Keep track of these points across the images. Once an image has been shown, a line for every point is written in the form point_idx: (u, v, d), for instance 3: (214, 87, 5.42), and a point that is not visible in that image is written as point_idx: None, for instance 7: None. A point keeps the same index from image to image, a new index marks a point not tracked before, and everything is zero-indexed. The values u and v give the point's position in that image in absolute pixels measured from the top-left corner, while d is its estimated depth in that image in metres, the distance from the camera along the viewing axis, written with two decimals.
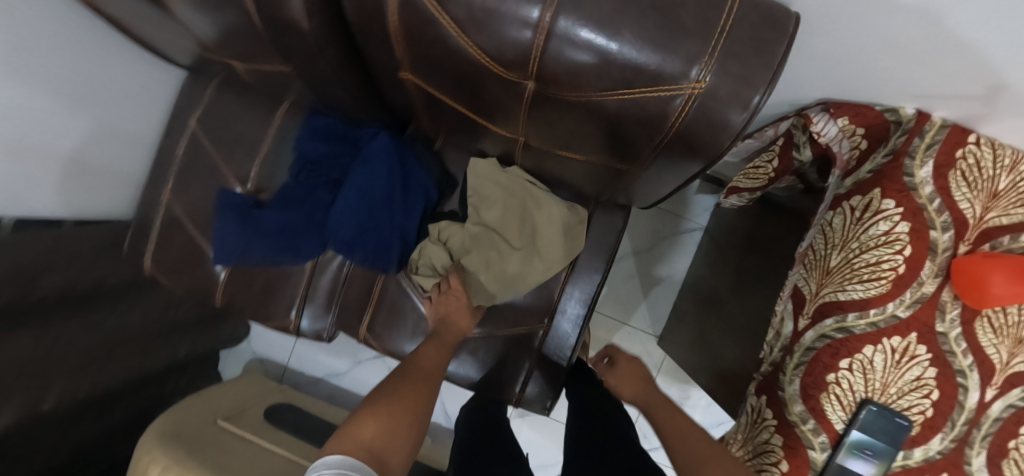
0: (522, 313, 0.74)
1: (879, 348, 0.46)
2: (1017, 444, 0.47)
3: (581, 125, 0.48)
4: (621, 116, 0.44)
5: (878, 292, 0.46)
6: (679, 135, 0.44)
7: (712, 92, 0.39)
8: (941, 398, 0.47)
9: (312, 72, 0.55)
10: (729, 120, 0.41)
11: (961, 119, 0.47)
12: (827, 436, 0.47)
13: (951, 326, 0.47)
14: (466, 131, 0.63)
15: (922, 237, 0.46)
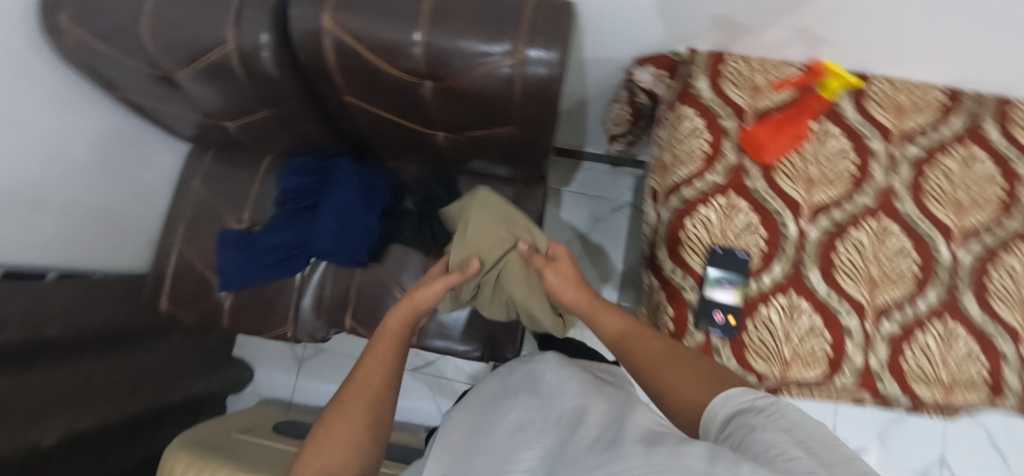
0: None
1: (711, 207, 0.63)
2: (838, 255, 0.62)
3: (469, 104, 0.69)
4: (489, 86, 0.65)
5: (697, 168, 0.65)
6: (527, 91, 0.65)
7: (531, 56, 0.61)
8: (769, 235, 0.63)
9: (287, 114, 0.77)
10: (552, 72, 0.62)
11: (718, 48, 0.69)
12: (692, 278, 0.63)
13: (757, 182, 0.64)
14: (404, 141, 0.84)
15: (716, 125, 0.65)
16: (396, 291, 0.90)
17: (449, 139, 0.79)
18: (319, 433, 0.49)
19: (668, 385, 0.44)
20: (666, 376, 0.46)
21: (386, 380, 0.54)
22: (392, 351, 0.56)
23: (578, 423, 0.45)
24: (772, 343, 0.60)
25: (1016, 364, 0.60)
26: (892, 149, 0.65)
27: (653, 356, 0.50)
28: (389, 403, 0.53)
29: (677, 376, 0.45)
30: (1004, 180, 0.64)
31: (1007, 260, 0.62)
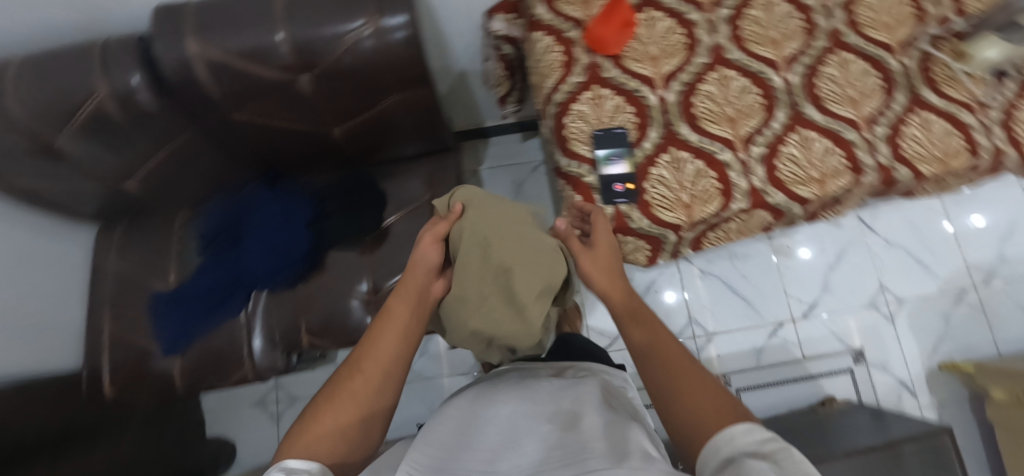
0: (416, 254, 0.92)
1: (581, 103, 0.72)
2: (697, 108, 0.72)
3: (348, 86, 0.75)
4: (357, 62, 0.72)
5: (559, 76, 0.74)
6: (391, 57, 0.72)
7: (386, 22, 0.69)
8: (636, 109, 0.72)
9: (189, 145, 0.84)
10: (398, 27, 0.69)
11: None
12: (586, 164, 0.69)
13: (612, 71, 0.73)
14: (308, 145, 0.88)
15: (564, 39, 0.75)
16: (347, 295, 0.90)
17: (347, 130, 0.85)
18: (316, 408, 0.48)
19: (681, 398, 0.41)
20: (695, 401, 0.40)
21: (391, 370, 0.51)
22: (393, 336, 0.52)
23: (575, 420, 0.44)
24: (670, 194, 0.68)
25: (863, 145, 0.71)
26: (708, 16, 0.77)
27: (685, 376, 0.43)
28: (391, 389, 0.51)
29: (695, 392, 0.41)
30: (799, 13, 0.77)
31: (825, 70, 0.75)
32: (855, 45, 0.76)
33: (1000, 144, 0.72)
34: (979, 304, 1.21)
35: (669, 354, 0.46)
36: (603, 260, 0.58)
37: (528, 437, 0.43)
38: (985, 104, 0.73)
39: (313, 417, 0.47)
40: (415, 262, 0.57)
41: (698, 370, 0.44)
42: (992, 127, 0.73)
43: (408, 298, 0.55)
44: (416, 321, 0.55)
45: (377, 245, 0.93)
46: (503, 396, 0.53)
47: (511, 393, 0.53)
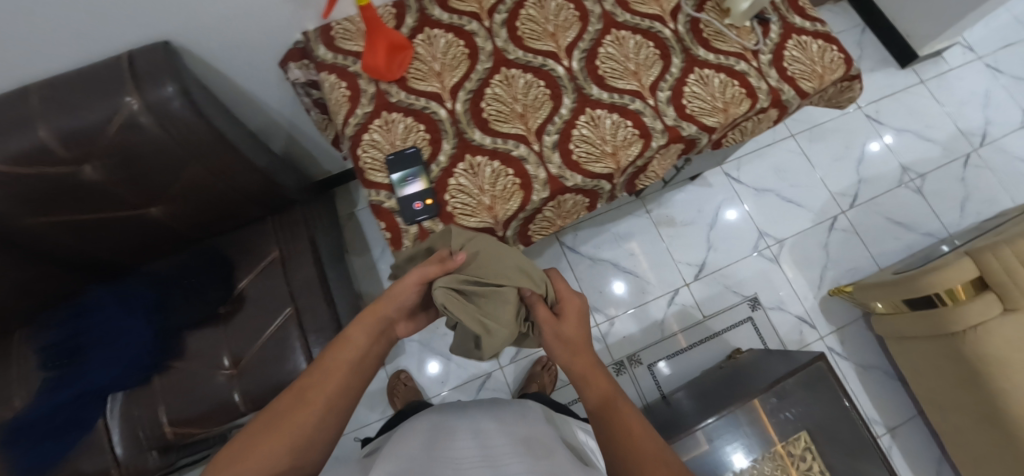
0: (274, 313, 0.90)
1: (372, 131, 0.73)
2: (486, 111, 0.74)
3: (141, 165, 0.74)
4: (140, 139, 0.70)
5: (347, 110, 0.74)
6: (173, 129, 0.71)
7: (148, 97, 0.68)
8: (427, 126, 0.73)
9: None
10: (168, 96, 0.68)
11: (323, 21, 0.80)
12: (384, 189, 0.69)
13: (398, 95, 0.75)
14: (134, 236, 0.86)
15: (347, 74, 0.76)
16: (209, 374, 0.86)
17: (166, 208, 0.83)
18: (254, 436, 0.48)
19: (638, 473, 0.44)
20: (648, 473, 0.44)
21: (338, 398, 0.52)
22: (344, 366, 0.55)
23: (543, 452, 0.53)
24: (472, 199, 0.69)
25: (649, 113, 0.75)
26: (486, 24, 0.79)
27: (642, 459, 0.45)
28: (336, 424, 0.52)
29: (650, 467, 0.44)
30: (571, 4, 0.81)
31: (603, 50, 0.78)
32: (627, 22, 0.81)
33: (777, 84, 0.78)
34: (849, 226, 1.30)
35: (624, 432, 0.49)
36: (573, 315, 0.61)
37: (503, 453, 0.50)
38: (756, 50, 0.80)
39: (252, 443, 0.47)
40: (384, 296, 0.61)
41: (648, 437, 0.48)
42: (766, 69, 0.79)
43: (365, 329, 0.58)
44: (368, 348, 0.58)
45: (233, 316, 0.90)
46: (473, 424, 0.60)
47: (473, 419, 0.62)
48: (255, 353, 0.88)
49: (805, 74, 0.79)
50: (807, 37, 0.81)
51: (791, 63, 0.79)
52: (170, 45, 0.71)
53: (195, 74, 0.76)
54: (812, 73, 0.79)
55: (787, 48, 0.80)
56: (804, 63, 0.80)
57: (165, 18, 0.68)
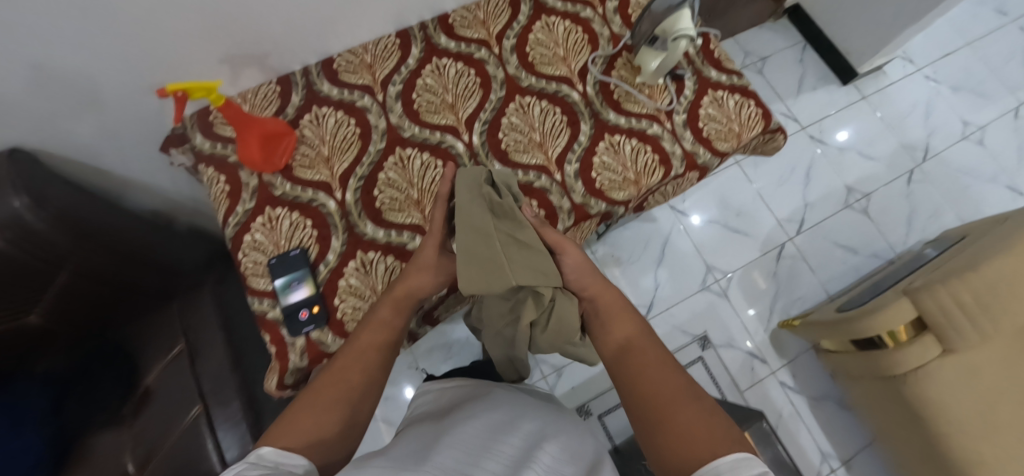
0: (181, 409, 0.83)
1: (254, 230, 0.67)
2: (379, 199, 0.68)
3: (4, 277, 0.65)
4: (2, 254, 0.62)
5: (227, 207, 0.68)
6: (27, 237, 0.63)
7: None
8: (314, 220, 0.67)
9: None
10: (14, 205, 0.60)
11: (200, 104, 0.73)
12: (268, 297, 0.64)
13: (283, 186, 0.69)
14: (14, 344, 0.76)
15: (226, 165, 0.70)
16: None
17: (52, 313, 0.76)
18: (294, 411, 0.45)
19: (674, 420, 0.43)
20: (680, 418, 0.43)
21: (370, 371, 0.50)
22: (374, 342, 0.52)
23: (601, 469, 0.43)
24: (365, 303, 0.64)
25: (556, 190, 0.70)
26: (379, 97, 0.74)
27: (677, 405, 0.44)
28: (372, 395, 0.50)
29: (681, 413, 0.44)
30: (472, 70, 0.76)
31: (507, 120, 0.73)
32: (533, 86, 0.75)
33: (691, 147, 0.74)
34: (797, 253, 1.28)
35: (658, 380, 0.47)
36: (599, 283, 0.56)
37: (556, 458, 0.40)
38: (670, 111, 0.75)
39: (292, 417, 0.44)
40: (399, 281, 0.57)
41: (680, 384, 0.47)
42: (681, 131, 0.74)
43: (392, 304, 0.56)
44: (394, 325, 0.55)
45: (139, 414, 0.83)
46: (516, 411, 0.50)
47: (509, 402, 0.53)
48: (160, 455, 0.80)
49: (721, 134, 0.75)
50: (723, 92, 0.77)
51: (707, 122, 0.75)
52: (23, 152, 0.65)
53: (57, 174, 0.69)
54: (728, 133, 0.75)
55: (702, 106, 0.76)
56: (720, 121, 0.75)
57: (11, 126, 0.61)
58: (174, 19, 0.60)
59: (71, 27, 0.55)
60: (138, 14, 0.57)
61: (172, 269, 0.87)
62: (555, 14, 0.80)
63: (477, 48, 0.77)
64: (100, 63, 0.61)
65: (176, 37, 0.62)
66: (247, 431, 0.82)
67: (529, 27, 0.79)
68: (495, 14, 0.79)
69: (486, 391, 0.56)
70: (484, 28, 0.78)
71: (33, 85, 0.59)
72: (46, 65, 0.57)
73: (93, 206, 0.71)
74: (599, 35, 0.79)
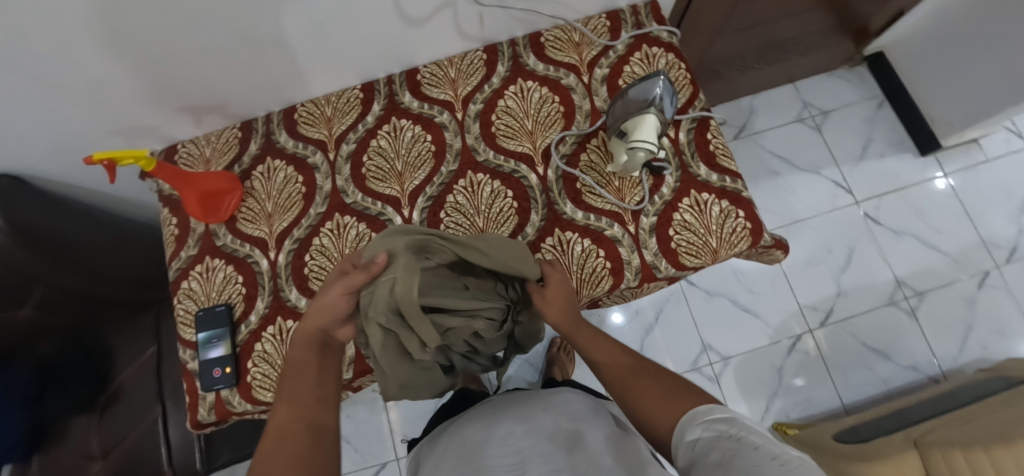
0: (139, 410, 0.89)
1: (191, 278, 0.69)
2: (308, 266, 0.67)
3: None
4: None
5: (172, 251, 0.70)
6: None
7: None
8: (246, 278, 0.68)
9: None
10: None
11: (168, 142, 0.76)
12: (191, 348, 0.66)
13: (224, 238, 0.69)
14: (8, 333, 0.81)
15: (179, 208, 0.71)
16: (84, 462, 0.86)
17: (39, 307, 0.79)
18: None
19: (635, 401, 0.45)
20: (642, 401, 0.45)
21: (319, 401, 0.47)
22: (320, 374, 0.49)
23: (574, 434, 0.52)
24: (272, 372, 0.64)
25: None
26: (331, 155, 0.71)
27: (636, 382, 0.47)
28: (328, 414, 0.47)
29: (640, 393, 0.46)
30: (429, 136, 0.71)
31: (452, 198, 0.68)
32: (490, 162, 0.69)
33: (652, 258, 0.64)
34: (815, 349, 1.10)
35: (622, 369, 0.50)
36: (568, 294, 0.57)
37: (532, 449, 0.49)
38: (637, 211, 0.66)
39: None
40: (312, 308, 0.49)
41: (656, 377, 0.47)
42: (645, 238, 0.65)
43: (302, 343, 0.50)
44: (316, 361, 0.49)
45: (109, 407, 0.89)
46: (498, 415, 0.59)
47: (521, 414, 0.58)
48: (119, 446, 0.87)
49: (692, 248, 0.64)
50: (708, 196, 0.66)
51: (678, 231, 0.65)
52: (9, 178, 0.69)
53: (42, 193, 0.74)
54: (702, 247, 0.64)
55: (678, 210, 0.66)
56: (695, 232, 0.65)
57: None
58: (129, 75, 0.61)
59: (31, 84, 0.58)
60: (93, 73, 0.59)
61: (147, 278, 0.91)
62: (533, 78, 0.72)
63: (440, 112, 0.72)
64: (67, 105, 0.63)
65: (132, 86, 0.63)
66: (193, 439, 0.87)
67: (501, 92, 0.72)
68: (467, 72, 0.73)
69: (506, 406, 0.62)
70: (452, 89, 0.73)
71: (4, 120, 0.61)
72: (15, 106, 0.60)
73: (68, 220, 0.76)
74: (577, 108, 0.71)
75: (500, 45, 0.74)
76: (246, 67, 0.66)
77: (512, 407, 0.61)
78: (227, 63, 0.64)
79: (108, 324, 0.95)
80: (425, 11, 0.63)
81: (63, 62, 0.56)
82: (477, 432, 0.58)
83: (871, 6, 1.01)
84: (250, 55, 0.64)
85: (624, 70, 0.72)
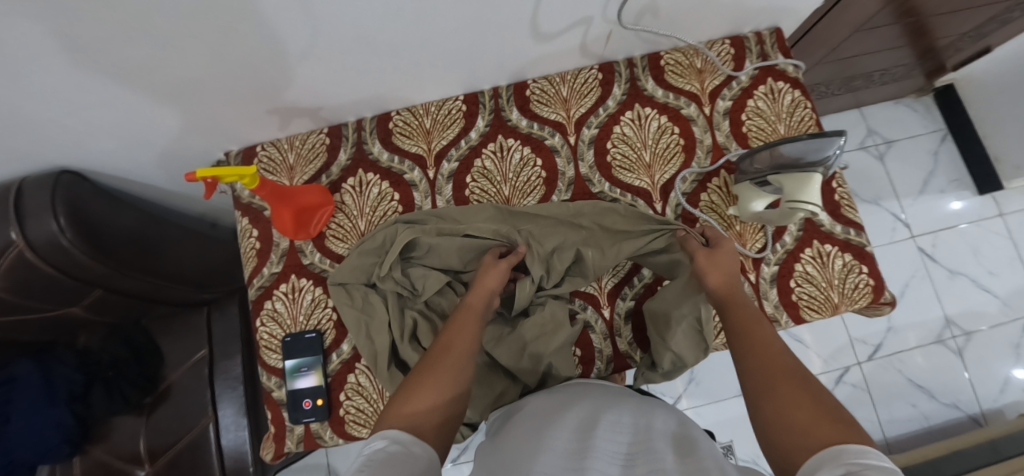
0: (188, 414, 0.84)
1: (275, 299, 0.63)
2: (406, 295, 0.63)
3: (50, 283, 0.65)
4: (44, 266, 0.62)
5: (254, 267, 0.65)
6: (60, 258, 0.62)
7: (33, 237, 0.59)
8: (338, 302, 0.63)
9: None
10: (51, 226, 0.59)
11: (245, 143, 0.70)
12: (277, 375, 0.62)
13: (311, 256, 0.64)
14: (53, 325, 0.76)
15: (260, 220, 0.66)
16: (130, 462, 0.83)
17: (90, 307, 0.74)
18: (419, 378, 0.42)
19: (776, 405, 0.38)
20: (794, 415, 0.37)
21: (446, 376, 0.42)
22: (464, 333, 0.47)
23: (690, 442, 0.43)
24: (368, 406, 0.60)
25: (600, 330, 0.61)
26: (430, 173, 0.66)
27: (782, 381, 0.40)
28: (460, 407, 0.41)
29: (790, 406, 0.38)
30: (539, 160, 0.66)
31: None
32: (605, 194, 0.65)
33: (773, 310, 0.62)
34: (862, 382, 1.12)
35: (776, 366, 0.41)
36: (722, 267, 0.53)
37: (648, 445, 0.41)
38: (759, 259, 0.63)
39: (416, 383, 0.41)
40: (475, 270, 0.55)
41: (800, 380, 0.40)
42: (766, 288, 0.63)
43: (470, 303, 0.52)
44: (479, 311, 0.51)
45: (156, 408, 0.84)
46: (602, 403, 0.49)
47: (616, 405, 0.49)
48: (167, 450, 0.83)
49: (814, 302, 0.62)
50: (832, 248, 0.63)
51: (800, 283, 0.63)
52: (69, 173, 0.63)
53: (102, 188, 0.68)
54: (824, 302, 0.62)
55: (800, 261, 0.63)
56: (816, 285, 0.62)
57: (62, 152, 0.60)
58: (226, 74, 0.55)
59: (120, 76, 0.51)
60: (190, 70, 0.53)
61: (204, 278, 0.83)
62: (651, 105, 0.67)
63: (552, 133, 0.67)
64: (155, 101, 0.57)
65: (223, 84, 0.57)
66: (247, 447, 0.83)
67: (617, 117, 0.67)
68: (581, 92, 0.68)
69: (594, 390, 0.53)
70: (565, 109, 0.67)
71: (86, 115, 0.55)
72: (102, 102, 0.54)
73: (131, 217, 0.70)
74: (698, 142, 0.66)
75: (616, 64, 0.69)
76: (349, 73, 0.59)
77: (618, 399, 0.51)
78: (333, 67, 0.58)
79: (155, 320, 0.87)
80: (557, 27, 0.58)
81: (163, 56, 0.50)
82: (573, 413, 0.47)
83: (964, 43, 0.98)
84: (360, 62, 0.58)
85: (747, 105, 0.68)
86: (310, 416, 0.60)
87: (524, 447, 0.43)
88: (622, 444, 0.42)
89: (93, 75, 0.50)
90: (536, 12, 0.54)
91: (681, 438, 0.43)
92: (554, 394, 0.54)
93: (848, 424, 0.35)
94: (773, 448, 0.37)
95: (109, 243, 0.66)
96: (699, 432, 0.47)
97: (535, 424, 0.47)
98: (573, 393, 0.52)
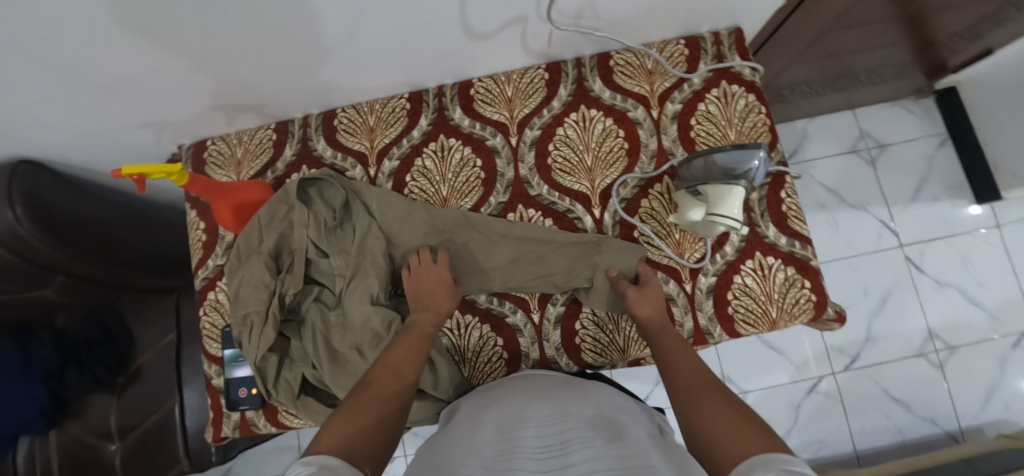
0: (155, 394, 0.88)
1: (218, 290, 0.66)
2: None
3: (14, 269, 0.68)
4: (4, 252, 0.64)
5: (200, 258, 0.68)
6: (18, 246, 0.64)
7: None
8: None
9: None
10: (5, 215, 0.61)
11: (197, 137, 0.72)
12: (216, 363, 0.65)
13: None
14: (26, 309, 0.80)
15: (208, 213, 0.68)
16: (101, 438, 0.87)
17: (59, 292, 0.77)
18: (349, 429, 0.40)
19: (701, 410, 0.40)
20: (714, 417, 0.39)
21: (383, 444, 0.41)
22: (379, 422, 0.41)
23: (619, 430, 0.43)
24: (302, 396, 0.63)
25: (529, 334, 0.62)
26: (371, 171, 0.67)
27: (707, 392, 0.42)
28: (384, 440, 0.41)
29: (715, 409, 0.40)
30: (479, 160, 0.65)
31: None
32: (543, 196, 0.64)
33: (706, 323, 0.61)
34: (834, 391, 1.09)
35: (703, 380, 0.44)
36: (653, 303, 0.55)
37: (572, 431, 0.42)
38: (696, 269, 0.62)
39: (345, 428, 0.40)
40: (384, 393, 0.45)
41: (728, 399, 0.41)
42: (701, 299, 0.61)
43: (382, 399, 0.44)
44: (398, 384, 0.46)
45: (127, 388, 0.88)
46: (544, 392, 0.50)
47: (552, 393, 0.49)
48: (136, 428, 0.87)
49: (750, 316, 0.61)
50: (774, 260, 0.61)
51: (737, 295, 0.61)
52: (27, 163, 0.66)
53: (62, 178, 0.70)
54: (761, 316, 0.61)
55: (739, 273, 0.61)
56: (755, 299, 0.61)
57: (17, 144, 0.62)
58: (160, 77, 0.56)
59: (53, 77, 0.52)
60: (123, 72, 0.54)
61: (168, 265, 0.86)
62: (597, 106, 0.66)
63: (494, 134, 0.66)
64: (98, 101, 0.58)
65: (161, 86, 0.58)
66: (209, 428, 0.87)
67: (561, 119, 0.66)
68: (526, 92, 0.66)
69: (536, 381, 0.53)
70: (509, 109, 0.66)
71: (32, 112, 0.57)
72: (45, 100, 0.55)
73: (90, 204, 0.72)
74: (642, 146, 0.65)
75: (563, 64, 0.67)
76: (286, 73, 0.59)
77: (560, 389, 0.51)
78: (266, 68, 0.57)
79: (127, 303, 0.90)
80: (491, 27, 0.56)
81: (91, 61, 0.50)
82: (505, 407, 0.48)
83: (960, 43, 0.92)
84: (296, 64, 0.57)
85: (697, 108, 0.65)
86: (245, 404, 0.63)
87: (458, 437, 0.45)
88: (548, 429, 0.43)
89: (25, 79, 0.51)
90: (463, 14, 0.52)
91: (610, 425, 0.44)
92: (495, 389, 0.54)
93: (767, 427, 0.36)
94: (702, 447, 0.38)
95: (68, 232, 0.68)
96: (630, 419, 0.48)
97: (467, 422, 0.49)
98: (519, 384, 0.53)
